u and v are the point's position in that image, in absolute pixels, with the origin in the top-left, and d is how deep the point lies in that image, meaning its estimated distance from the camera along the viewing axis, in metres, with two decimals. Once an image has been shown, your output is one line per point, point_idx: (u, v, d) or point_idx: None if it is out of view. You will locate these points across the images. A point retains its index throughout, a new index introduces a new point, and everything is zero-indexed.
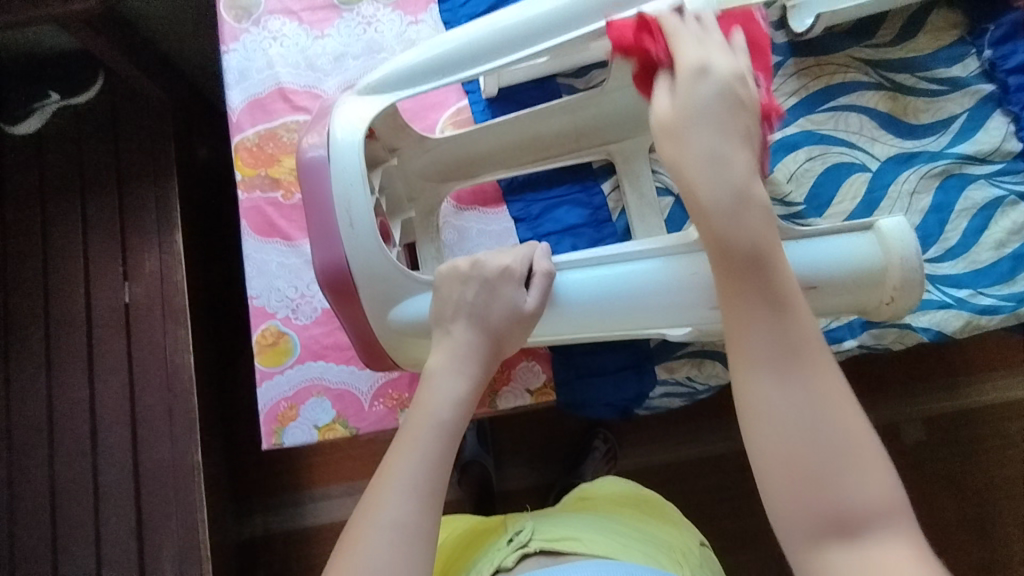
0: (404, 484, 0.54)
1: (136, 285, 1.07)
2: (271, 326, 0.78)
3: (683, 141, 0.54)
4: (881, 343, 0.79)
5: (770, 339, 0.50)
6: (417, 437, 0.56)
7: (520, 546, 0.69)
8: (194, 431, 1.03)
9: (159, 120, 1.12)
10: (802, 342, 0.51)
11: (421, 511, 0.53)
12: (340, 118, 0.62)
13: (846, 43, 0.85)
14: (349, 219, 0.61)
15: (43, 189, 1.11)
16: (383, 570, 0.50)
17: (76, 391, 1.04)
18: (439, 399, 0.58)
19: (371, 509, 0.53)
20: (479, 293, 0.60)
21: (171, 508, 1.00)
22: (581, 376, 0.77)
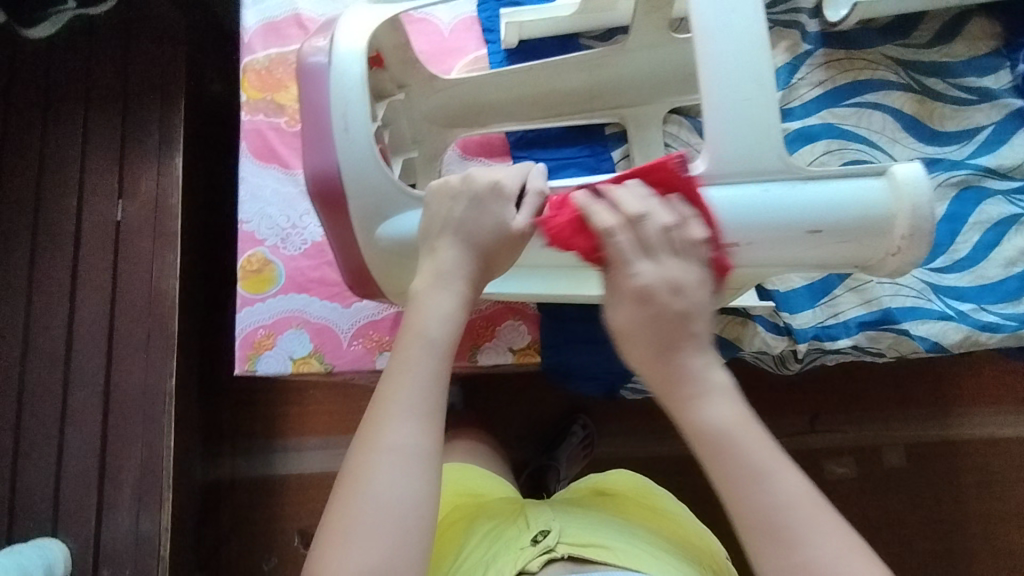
0: (403, 408, 0.55)
1: (130, 204, 1.05)
2: (257, 253, 0.77)
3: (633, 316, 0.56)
4: (875, 347, 0.76)
5: (723, 460, 0.54)
6: (412, 357, 0.57)
7: (546, 549, 0.68)
8: (171, 358, 1.01)
9: (174, 41, 1.10)
10: (750, 456, 0.54)
11: (423, 430, 0.55)
12: (344, 28, 0.61)
13: (879, 40, 0.83)
14: (344, 123, 0.59)
15: (47, 95, 1.08)
16: (388, 495, 0.53)
17: (56, 302, 1.02)
18: (430, 319, 0.58)
19: (370, 436, 0.55)
20: (468, 208, 0.58)
21: (137, 431, 0.99)
22: (568, 342, 0.75)
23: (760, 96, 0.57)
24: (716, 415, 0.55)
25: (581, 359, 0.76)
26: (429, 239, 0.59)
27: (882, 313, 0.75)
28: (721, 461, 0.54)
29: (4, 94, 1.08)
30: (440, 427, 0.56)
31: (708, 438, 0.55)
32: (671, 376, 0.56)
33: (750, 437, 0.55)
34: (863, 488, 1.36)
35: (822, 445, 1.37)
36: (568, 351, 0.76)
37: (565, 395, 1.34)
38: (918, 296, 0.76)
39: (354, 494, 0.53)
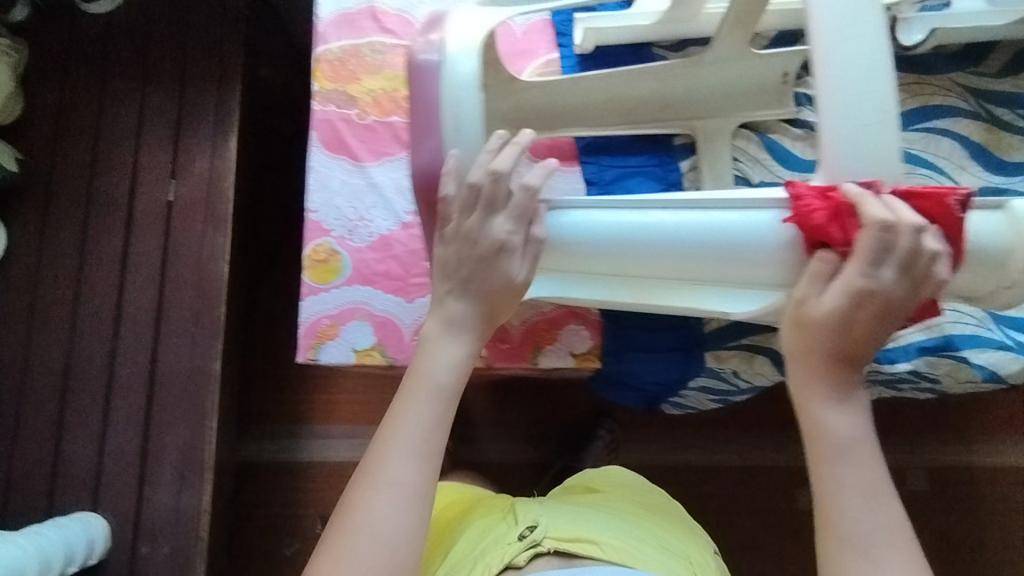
0: (405, 445, 0.59)
1: (183, 184, 1.05)
2: (324, 243, 0.77)
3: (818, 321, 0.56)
4: (932, 373, 0.77)
5: (834, 466, 0.57)
6: (417, 396, 0.61)
7: (532, 543, 0.69)
8: (217, 340, 1.01)
9: (234, 25, 1.09)
10: (869, 471, 0.56)
11: (421, 469, 0.59)
12: (455, 26, 0.60)
13: (950, 66, 0.83)
14: (455, 123, 0.59)
15: (104, 71, 1.08)
16: (383, 526, 0.56)
17: (107, 279, 1.03)
18: (438, 364, 0.62)
19: (371, 470, 0.58)
20: (477, 266, 0.62)
21: (181, 411, 1.00)
22: (628, 349, 0.76)
23: (883, 123, 0.53)
24: (846, 424, 0.58)
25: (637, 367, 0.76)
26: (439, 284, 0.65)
27: (943, 339, 0.76)
28: (832, 466, 0.57)
29: (61, 68, 1.07)
30: (438, 468, 0.60)
31: (827, 443, 0.58)
32: (815, 381, 0.58)
33: (871, 453, 0.57)
34: None
35: None
36: (627, 358, 0.76)
37: (594, 398, 1.35)
38: (978, 325, 0.76)
39: (351, 520, 0.56)
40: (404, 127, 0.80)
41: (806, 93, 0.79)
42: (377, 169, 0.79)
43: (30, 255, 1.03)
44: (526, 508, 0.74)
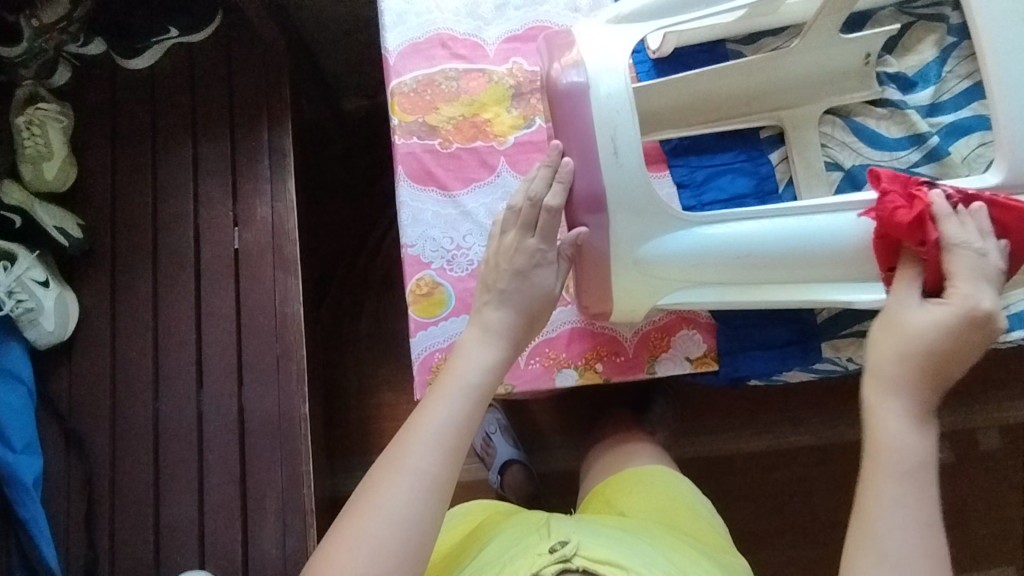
0: (428, 438, 0.56)
1: (247, 231, 1.03)
2: (425, 277, 0.77)
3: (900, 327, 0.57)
4: None
5: (885, 481, 0.53)
6: (446, 394, 0.59)
7: (562, 559, 0.59)
8: (302, 384, 0.99)
9: (276, 63, 1.07)
10: (915, 490, 0.52)
11: (444, 463, 0.56)
12: (593, 49, 0.64)
13: None
14: (613, 146, 0.62)
15: (153, 126, 1.06)
16: (399, 513, 0.53)
17: (183, 334, 1.01)
18: (469, 364, 0.61)
19: (394, 459, 0.56)
20: (515, 280, 0.64)
21: (276, 459, 0.98)
22: (745, 349, 0.76)
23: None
24: (910, 441, 0.54)
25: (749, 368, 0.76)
26: (480, 295, 0.66)
27: None
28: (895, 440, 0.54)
29: (111, 128, 1.06)
30: (460, 464, 0.57)
31: (883, 453, 0.54)
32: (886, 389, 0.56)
33: (925, 478, 0.53)
34: (962, 471, 1.33)
35: None
36: (744, 358, 0.76)
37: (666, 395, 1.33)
38: None
39: (366, 508, 0.53)
40: (488, 151, 0.80)
41: (888, 72, 0.79)
42: (467, 197, 0.79)
43: (105, 320, 1.02)
44: (563, 524, 0.65)
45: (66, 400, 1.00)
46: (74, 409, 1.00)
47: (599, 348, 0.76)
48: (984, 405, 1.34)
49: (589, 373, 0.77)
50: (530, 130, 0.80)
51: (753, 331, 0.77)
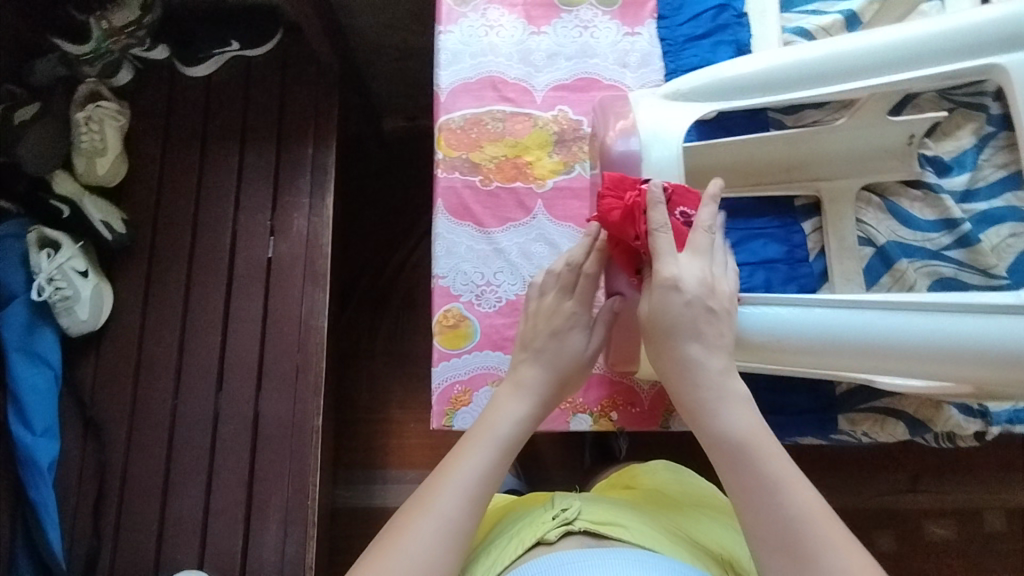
0: (457, 484, 0.58)
1: (282, 241, 1.06)
2: (453, 309, 0.79)
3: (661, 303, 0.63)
4: None
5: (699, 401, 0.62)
6: (477, 445, 0.61)
7: (564, 522, 0.59)
8: (318, 396, 1.01)
9: (328, 84, 1.11)
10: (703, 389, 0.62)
11: (469, 511, 0.57)
12: (648, 114, 0.71)
13: None
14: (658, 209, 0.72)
15: (204, 132, 1.10)
16: (423, 557, 0.54)
17: (209, 336, 1.04)
18: (503, 420, 0.64)
19: (422, 502, 0.57)
20: (551, 341, 0.69)
21: (285, 467, 1.00)
22: None
23: None
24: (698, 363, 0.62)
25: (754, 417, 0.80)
26: (517, 352, 0.70)
27: None
28: (680, 355, 0.63)
29: (163, 129, 1.11)
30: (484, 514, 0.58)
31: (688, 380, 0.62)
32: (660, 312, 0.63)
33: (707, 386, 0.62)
34: (966, 550, 1.31)
35: (927, 505, 1.32)
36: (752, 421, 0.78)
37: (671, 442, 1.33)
38: None
39: (392, 547, 0.54)
40: (527, 193, 0.82)
41: (926, 154, 0.80)
42: (502, 235, 0.81)
43: (135, 314, 1.05)
44: (565, 492, 0.65)
45: (89, 388, 1.03)
46: (95, 397, 1.02)
47: (616, 398, 0.79)
48: (996, 489, 1.32)
49: (603, 420, 0.79)
50: (569, 177, 0.82)
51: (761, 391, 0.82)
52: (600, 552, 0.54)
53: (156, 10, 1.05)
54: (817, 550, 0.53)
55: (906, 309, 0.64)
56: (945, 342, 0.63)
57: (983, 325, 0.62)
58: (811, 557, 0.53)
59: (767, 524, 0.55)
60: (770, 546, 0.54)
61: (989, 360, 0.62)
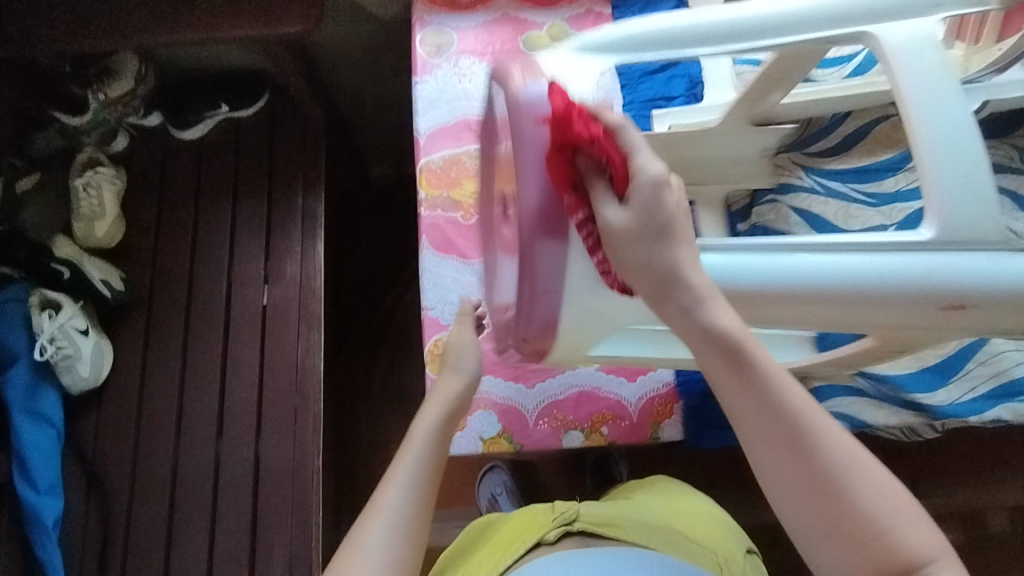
0: (386, 519, 0.56)
1: (276, 288, 1.10)
2: (441, 338, 0.82)
3: (631, 202, 0.54)
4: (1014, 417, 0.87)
5: (678, 298, 0.54)
6: (399, 472, 0.60)
7: (563, 524, 0.62)
8: (317, 437, 1.03)
9: (314, 138, 1.17)
10: (685, 289, 0.54)
11: (402, 539, 0.56)
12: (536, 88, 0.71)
13: (1000, 125, 0.97)
14: None
15: (198, 190, 1.15)
16: None
17: (208, 384, 1.06)
18: (417, 441, 0.63)
19: (353, 544, 0.55)
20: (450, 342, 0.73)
21: (287, 509, 1.00)
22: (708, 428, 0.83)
23: (976, 171, 0.59)
24: (683, 261, 0.54)
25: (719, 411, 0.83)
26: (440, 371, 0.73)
27: (1010, 385, 0.87)
28: (669, 260, 0.54)
29: (158, 190, 1.16)
30: (418, 542, 0.57)
31: (671, 280, 0.54)
32: (641, 204, 0.53)
33: (686, 285, 0.54)
34: (974, 552, 1.31)
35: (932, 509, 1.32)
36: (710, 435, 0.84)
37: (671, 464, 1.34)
38: None
39: None
40: None
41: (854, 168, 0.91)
42: None
43: (135, 368, 1.07)
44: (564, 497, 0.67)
45: (91, 445, 1.04)
46: (98, 453, 1.04)
47: (606, 412, 0.82)
48: (999, 489, 1.33)
49: (594, 436, 0.83)
50: None
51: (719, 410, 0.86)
52: (598, 553, 0.57)
53: (150, 80, 1.12)
54: (825, 441, 0.48)
55: (840, 247, 0.61)
56: (867, 286, 0.60)
57: (906, 265, 0.59)
58: (820, 455, 0.48)
59: (778, 428, 0.49)
60: (779, 452, 0.49)
61: (911, 299, 0.60)
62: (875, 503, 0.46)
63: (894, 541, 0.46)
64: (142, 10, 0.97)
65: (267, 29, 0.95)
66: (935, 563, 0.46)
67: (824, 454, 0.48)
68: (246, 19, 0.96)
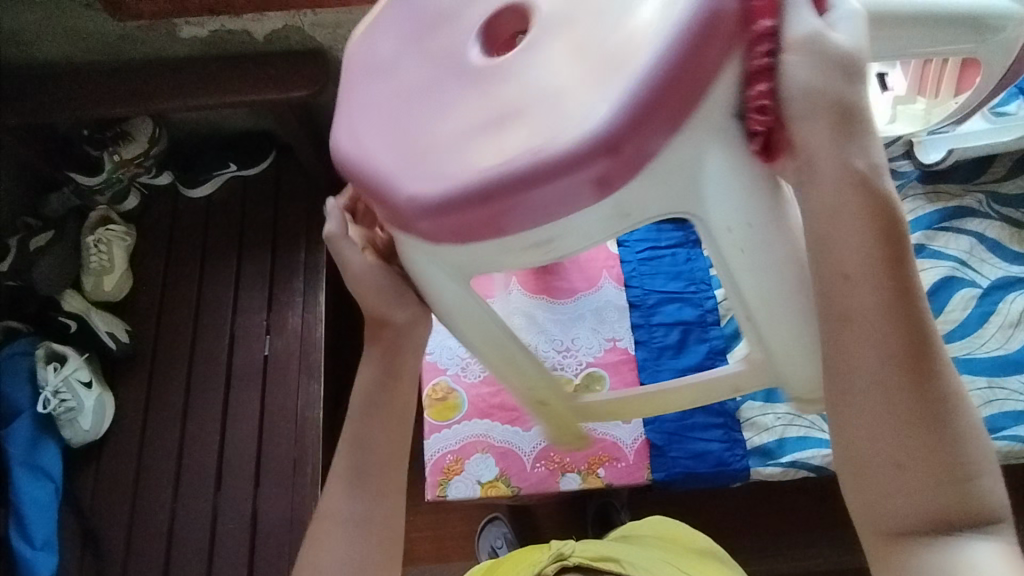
0: (340, 527, 0.62)
1: (278, 339, 1.12)
2: (441, 383, 0.88)
3: (834, 81, 0.45)
4: (996, 455, 0.89)
5: (841, 200, 0.44)
6: (343, 485, 0.63)
7: (560, 558, 0.68)
8: (315, 487, 1.03)
9: (318, 195, 1.22)
10: (843, 191, 0.44)
11: (356, 545, 0.61)
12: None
13: (969, 173, 1.02)
14: None
15: (204, 245, 1.20)
16: None
17: (208, 435, 1.07)
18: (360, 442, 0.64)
19: (315, 551, 0.62)
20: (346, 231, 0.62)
21: (283, 563, 0.99)
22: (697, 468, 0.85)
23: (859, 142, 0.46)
24: (841, 157, 0.44)
25: (696, 444, 0.86)
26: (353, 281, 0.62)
27: (988, 422, 0.90)
28: (844, 162, 0.44)
29: (166, 245, 1.20)
30: (372, 546, 0.62)
31: (842, 175, 0.44)
32: (832, 88, 0.44)
33: (857, 190, 0.44)
34: None
35: None
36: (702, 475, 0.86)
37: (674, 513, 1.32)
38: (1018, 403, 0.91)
39: None
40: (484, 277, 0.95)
41: None
42: None
43: (137, 421, 1.08)
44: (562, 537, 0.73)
45: (88, 498, 1.04)
46: (95, 507, 1.03)
47: (602, 453, 0.85)
48: None
49: (592, 477, 0.85)
50: None
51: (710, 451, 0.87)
52: None
53: (162, 142, 1.17)
54: (945, 384, 0.42)
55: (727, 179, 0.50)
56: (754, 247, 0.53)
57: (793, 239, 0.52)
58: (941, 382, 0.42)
59: (891, 341, 0.41)
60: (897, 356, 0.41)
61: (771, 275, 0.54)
62: (974, 462, 0.42)
63: (973, 501, 0.42)
64: (162, 81, 1.04)
65: (278, 95, 1.02)
66: (997, 524, 0.42)
67: (951, 401, 0.42)
68: (257, 86, 1.02)
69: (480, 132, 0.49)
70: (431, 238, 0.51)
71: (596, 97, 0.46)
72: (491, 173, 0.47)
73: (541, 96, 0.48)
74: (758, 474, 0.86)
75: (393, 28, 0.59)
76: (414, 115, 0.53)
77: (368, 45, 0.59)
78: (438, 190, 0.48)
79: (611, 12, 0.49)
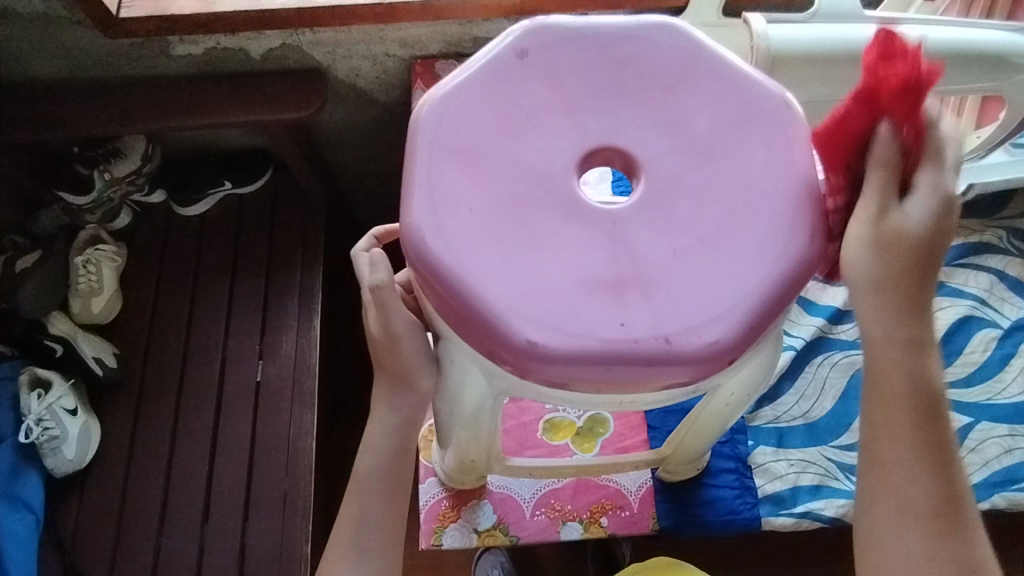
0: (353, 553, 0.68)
1: (271, 365, 1.09)
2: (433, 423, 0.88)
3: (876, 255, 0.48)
4: (1015, 505, 0.85)
5: (888, 383, 0.50)
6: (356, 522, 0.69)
7: None
8: (307, 521, 0.99)
9: (314, 214, 1.19)
10: (892, 376, 0.50)
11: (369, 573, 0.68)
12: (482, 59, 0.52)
13: (985, 208, 0.99)
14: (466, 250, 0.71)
15: (196, 266, 1.16)
16: None
17: (196, 467, 1.03)
18: (377, 489, 0.69)
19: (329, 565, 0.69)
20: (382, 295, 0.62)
21: None
22: (703, 515, 0.83)
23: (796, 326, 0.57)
24: (901, 338, 0.49)
25: (706, 491, 0.85)
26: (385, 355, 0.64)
27: (1006, 472, 0.87)
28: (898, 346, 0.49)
29: (157, 266, 1.16)
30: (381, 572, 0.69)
31: (891, 353, 0.49)
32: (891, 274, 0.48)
33: (900, 378, 0.50)
34: None
35: None
36: (705, 523, 0.84)
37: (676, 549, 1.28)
38: None
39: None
40: None
41: None
42: None
43: (123, 451, 1.05)
44: None
45: (70, 530, 1.00)
46: (77, 538, 0.99)
47: (605, 501, 0.83)
48: None
49: (594, 527, 0.83)
50: None
51: (721, 500, 0.85)
52: None
53: (156, 159, 1.14)
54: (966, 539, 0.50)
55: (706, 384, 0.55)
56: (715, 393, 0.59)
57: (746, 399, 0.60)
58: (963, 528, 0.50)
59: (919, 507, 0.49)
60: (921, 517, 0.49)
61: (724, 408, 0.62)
62: None
63: None
64: (157, 99, 1.00)
65: (272, 114, 0.98)
66: None
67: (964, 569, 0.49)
68: (252, 106, 0.99)
69: (597, 304, 0.46)
70: (520, 371, 0.47)
71: (715, 291, 0.47)
72: (607, 347, 0.46)
73: (665, 275, 0.47)
74: (769, 524, 0.84)
75: (483, 119, 0.50)
76: (514, 252, 0.47)
77: (466, 128, 0.50)
78: (554, 342, 0.46)
79: (740, 200, 0.48)
